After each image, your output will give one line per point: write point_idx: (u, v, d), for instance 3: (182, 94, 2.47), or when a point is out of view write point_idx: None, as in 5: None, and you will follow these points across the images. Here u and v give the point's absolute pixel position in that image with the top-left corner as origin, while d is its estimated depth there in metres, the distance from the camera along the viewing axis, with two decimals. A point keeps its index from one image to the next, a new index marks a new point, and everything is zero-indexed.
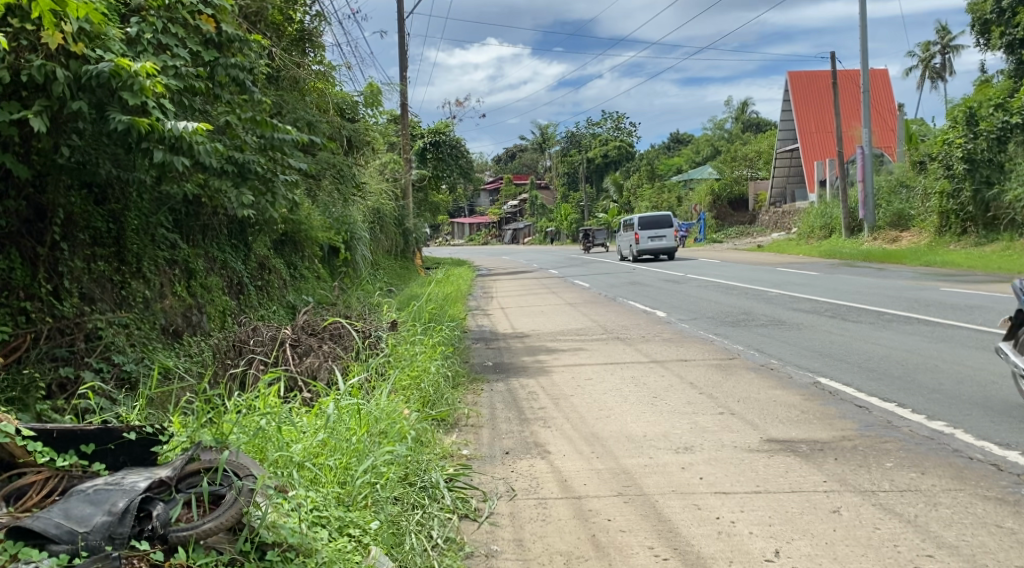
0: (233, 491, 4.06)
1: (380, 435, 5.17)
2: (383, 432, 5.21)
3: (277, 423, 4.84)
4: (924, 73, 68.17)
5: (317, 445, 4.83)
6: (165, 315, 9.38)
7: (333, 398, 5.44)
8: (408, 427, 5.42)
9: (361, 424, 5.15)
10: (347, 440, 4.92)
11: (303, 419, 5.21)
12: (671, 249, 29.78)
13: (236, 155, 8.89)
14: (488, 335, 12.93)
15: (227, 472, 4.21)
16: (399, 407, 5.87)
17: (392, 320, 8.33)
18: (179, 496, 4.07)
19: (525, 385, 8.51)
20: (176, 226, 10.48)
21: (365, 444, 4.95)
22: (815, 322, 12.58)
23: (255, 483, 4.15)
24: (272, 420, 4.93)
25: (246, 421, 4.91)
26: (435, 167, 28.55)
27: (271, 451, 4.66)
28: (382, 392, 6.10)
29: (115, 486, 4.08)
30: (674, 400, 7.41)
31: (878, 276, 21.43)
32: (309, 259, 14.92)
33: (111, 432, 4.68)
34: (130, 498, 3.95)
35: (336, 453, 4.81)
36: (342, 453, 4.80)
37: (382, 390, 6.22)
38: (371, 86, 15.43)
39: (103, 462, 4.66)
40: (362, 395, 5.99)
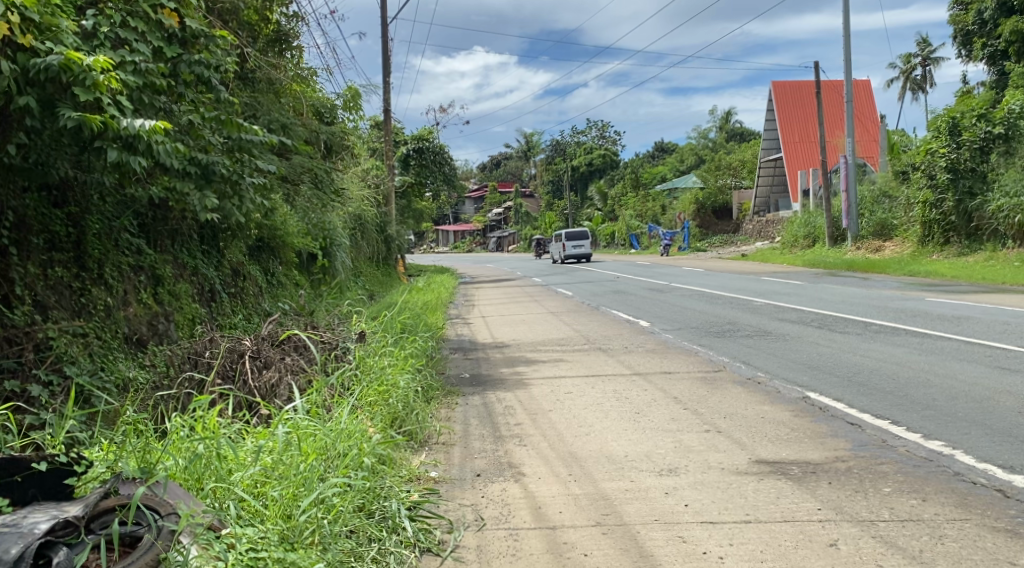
0: (151, 534, 3.84)
1: (337, 458, 4.77)
2: (341, 455, 4.82)
3: (217, 449, 4.49)
4: (906, 85, 68.35)
5: (261, 474, 4.45)
6: (129, 324, 8.93)
7: (286, 419, 5.05)
8: (369, 449, 5.03)
9: (315, 448, 4.74)
10: (296, 466, 4.51)
11: (253, 443, 4.81)
12: (588, 257, 37.30)
13: (198, 155, 8.48)
14: (466, 345, 12.54)
15: (143, 510, 3.93)
16: (362, 425, 5.48)
17: (361, 331, 7.92)
18: (87, 539, 3.81)
19: (502, 399, 8.12)
20: (142, 231, 10.03)
21: (318, 470, 4.55)
22: (801, 333, 12.25)
23: (177, 523, 3.92)
24: (211, 445, 4.56)
25: (180, 447, 4.58)
26: (418, 173, 28.01)
27: (209, 481, 4.35)
28: (344, 411, 5.71)
29: (11, 528, 3.77)
30: (657, 416, 7.03)
31: (862, 285, 21.14)
32: (284, 267, 14.50)
33: (17, 463, 4.23)
34: (26, 544, 3.65)
35: (284, 482, 4.40)
36: (290, 482, 4.40)
37: (345, 407, 5.82)
38: (350, 89, 15.03)
39: (8, 497, 4.21)
40: (320, 415, 5.59)
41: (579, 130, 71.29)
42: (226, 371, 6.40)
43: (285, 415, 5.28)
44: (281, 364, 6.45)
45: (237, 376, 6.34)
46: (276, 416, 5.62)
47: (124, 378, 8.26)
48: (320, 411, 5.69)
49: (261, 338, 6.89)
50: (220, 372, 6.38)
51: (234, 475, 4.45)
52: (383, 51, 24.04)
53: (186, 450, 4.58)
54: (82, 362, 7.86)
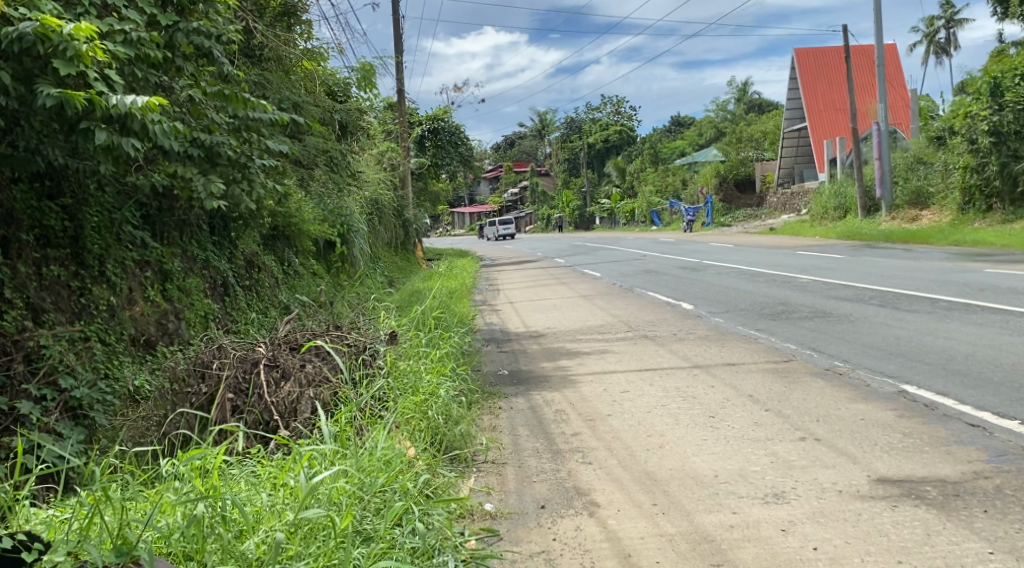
0: None
1: (374, 509, 3.97)
2: (380, 503, 4.02)
3: (224, 513, 3.71)
4: (929, 49, 66.56)
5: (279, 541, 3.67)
6: (135, 324, 8.02)
7: (308, 455, 4.22)
8: (412, 490, 4.19)
9: (346, 498, 3.93)
10: (324, 530, 3.72)
11: (269, 494, 4.01)
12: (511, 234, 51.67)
13: (201, 137, 7.55)
14: (499, 336, 11.60)
15: None
16: (401, 451, 4.60)
17: (391, 329, 6.96)
18: None
19: (550, 401, 7.17)
20: (146, 223, 9.09)
21: (351, 531, 3.76)
22: (865, 313, 11.20)
23: None
24: (216, 505, 3.77)
25: (181, 509, 3.80)
26: (435, 155, 27.04)
27: (214, 555, 3.58)
28: (375, 435, 4.81)
29: None
30: (736, 422, 6.05)
31: (906, 256, 20.05)
32: (301, 257, 13.55)
33: None
34: None
35: (309, 554, 3.62)
36: (319, 553, 3.61)
37: (380, 429, 4.93)
38: (365, 65, 14.02)
39: None
40: (350, 442, 4.72)
41: (594, 107, 69.99)
42: (239, 385, 5.46)
43: (306, 448, 4.42)
44: (303, 376, 5.53)
45: (253, 392, 5.42)
46: (298, 445, 4.75)
47: (131, 386, 7.37)
48: (348, 436, 4.78)
49: (280, 344, 5.95)
50: (230, 386, 5.45)
51: (245, 543, 3.68)
52: (395, 28, 22.97)
53: (180, 511, 3.82)
54: (82, 372, 6.96)
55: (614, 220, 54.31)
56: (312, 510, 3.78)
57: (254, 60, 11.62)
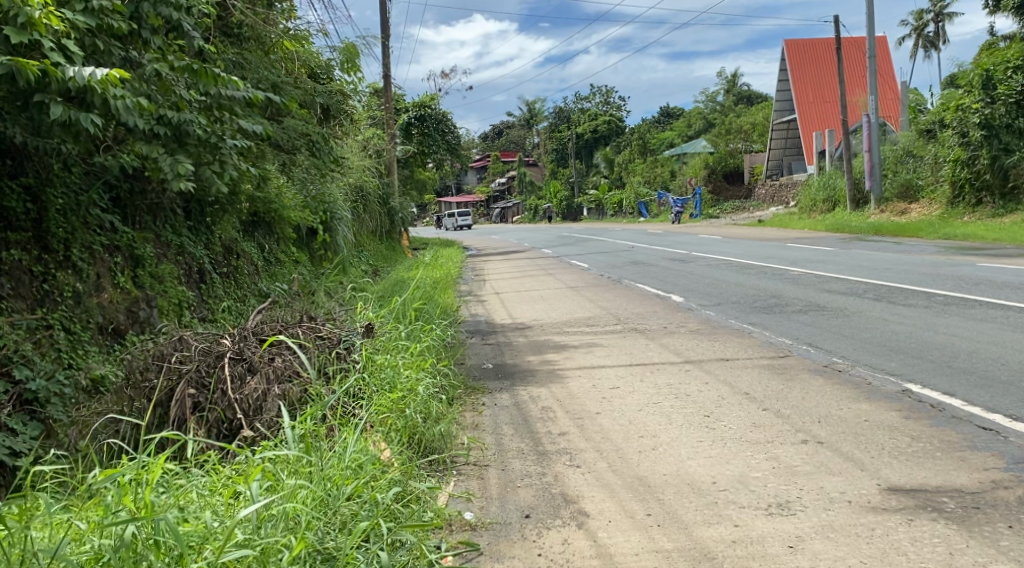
0: None
1: (336, 528, 3.64)
2: (342, 520, 3.68)
3: (161, 535, 3.37)
4: (918, 42, 66.23)
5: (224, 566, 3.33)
6: (103, 313, 7.59)
7: (264, 467, 3.87)
8: (382, 505, 3.84)
9: (304, 517, 3.59)
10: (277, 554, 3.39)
11: (220, 511, 3.67)
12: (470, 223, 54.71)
13: (168, 114, 7.15)
14: (484, 327, 11.22)
15: None
16: (373, 455, 4.26)
17: (368, 320, 6.56)
18: None
19: (536, 398, 6.81)
20: (116, 207, 8.62)
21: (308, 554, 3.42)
22: (859, 307, 10.86)
23: None
24: (155, 525, 3.43)
25: (115, 531, 3.47)
26: (421, 142, 26.54)
27: None
28: (341, 437, 4.46)
29: None
30: (733, 422, 5.70)
31: (897, 250, 19.75)
32: (281, 243, 13.15)
33: None
34: None
35: None
36: None
37: (351, 430, 4.57)
38: (349, 48, 13.62)
39: None
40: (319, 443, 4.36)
41: (583, 97, 69.61)
42: (202, 379, 5.10)
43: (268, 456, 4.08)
44: (271, 371, 5.16)
45: (216, 388, 5.06)
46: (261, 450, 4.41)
47: (94, 376, 6.95)
48: (314, 438, 4.42)
49: (250, 335, 5.57)
50: (192, 381, 5.09)
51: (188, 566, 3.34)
52: (382, 13, 22.49)
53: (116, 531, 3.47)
54: (41, 363, 6.54)
55: (602, 211, 53.98)
56: (265, 530, 3.44)
57: (232, 39, 11.18)
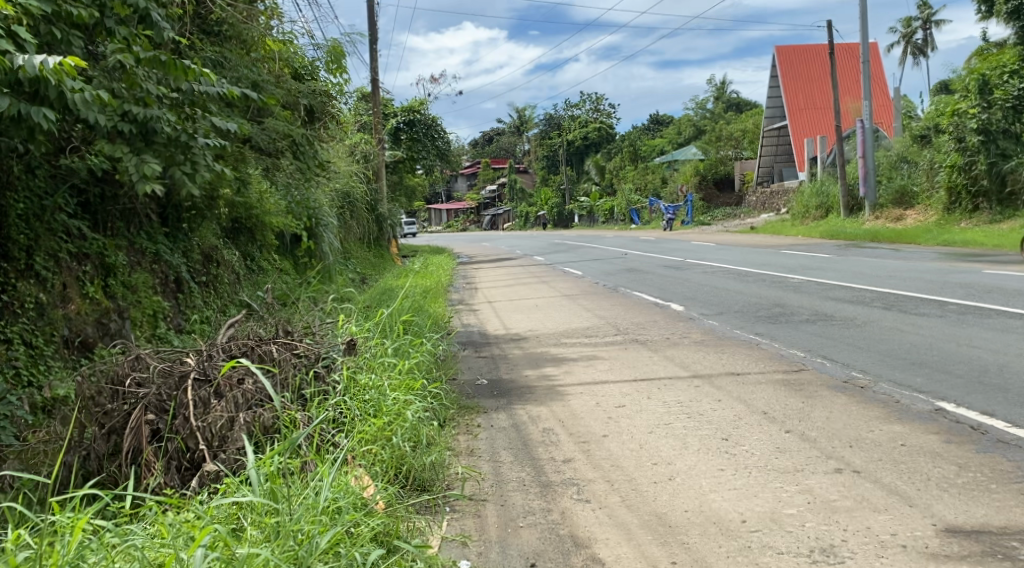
0: None
1: None
2: None
3: None
4: (906, 49, 65.95)
5: None
6: (69, 325, 6.97)
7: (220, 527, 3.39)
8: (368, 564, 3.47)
9: None
10: None
11: None
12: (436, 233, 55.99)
13: (133, 109, 6.60)
14: (476, 338, 10.66)
15: None
16: (352, 500, 3.84)
17: (350, 335, 5.97)
18: None
19: (536, 418, 6.26)
20: (84, 212, 8.00)
21: None
22: (870, 316, 10.33)
23: None
24: None
25: None
26: (410, 148, 25.96)
27: None
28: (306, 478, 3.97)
29: None
30: (755, 446, 5.16)
31: (896, 257, 19.23)
32: (264, 251, 12.59)
33: None
34: None
35: None
36: None
37: (329, 466, 4.12)
38: (335, 49, 13.08)
39: None
40: (289, 482, 3.90)
41: (573, 104, 69.16)
42: (162, 403, 4.54)
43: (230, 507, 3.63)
44: (240, 395, 4.58)
45: (177, 413, 4.49)
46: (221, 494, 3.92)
47: (54, 396, 6.35)
48: (281, 478, 3.92)
49: (218, 353, 4.99)
50: (150, 406, 4.53)
51: None
52: (370, 17, 21.92)
53: None
54: None
55: (592, 219, 53.50)
56: None
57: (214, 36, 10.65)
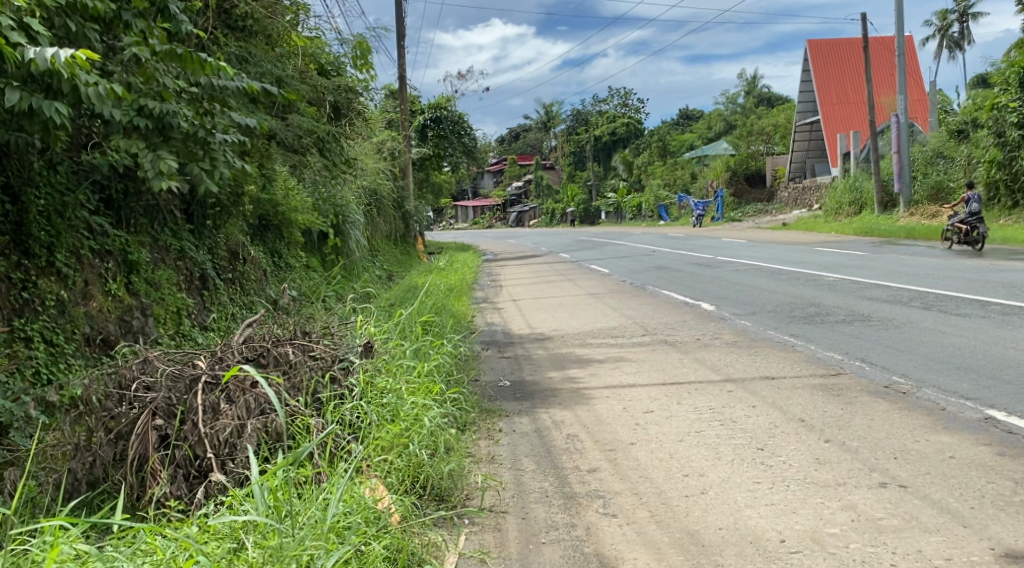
0: None
1: None
2: None
3: None
4: (942, 43, 64.82)
5: None
6: (91, 323, 6.78)
7: None
8: None
9: None
10: None
11: None
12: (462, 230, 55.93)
13: (150, 104, 6.40)
14: (500, 338, 10.43)
15: None
16: (358, 524, 3.63)
17: (368, 336, 5.74)
18: None
19: (560, 423, 6.02)
20: (108, 209, 7.78)
21: None
22: (909, 316, 9.97)
23: None
24: None
25: None
26: (436, 145, 25.76)
27: None
28: (313, 497, 3.77)
29: None
30: (792, 457, 4.89)
31: (934, 254, 18.76)
32: (291, 248, 12.40)
33: None
34: None
35: None
36: None
37: (337, 480, 3.91)
38: (361, 44, 12.87)
39: None
40: (292, 501, 3.70)
41: (601, 100, 68.73)
42: (171, 408, 4.34)
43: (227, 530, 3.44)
44: (251, 399, 4.38)
45: (186, 419, 4.29)
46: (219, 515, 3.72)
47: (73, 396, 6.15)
48: (287, 494, 3.73)
49: (231, 355, 4.79)
50: (159, 411, 4.32)
51: None
52: (397, 12, 21.74)
53: None
54: (8, 383, 5.84)
55: (620, 215, 53.09)
56: None
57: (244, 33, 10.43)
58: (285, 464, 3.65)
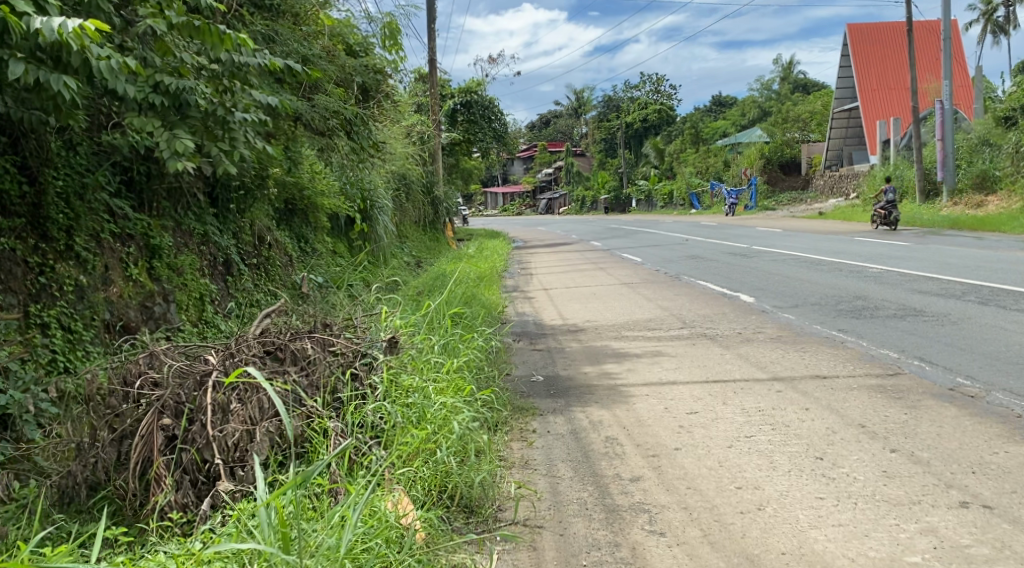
0: None
1: None
2: None
3: None
4: (985, 28, 63.32)
5: None
6: (111, 309, 6.39)
7: None
8: None
9: None
10: None
11: None
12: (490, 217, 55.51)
13: (167, 80, 5.99)
14: (532, 329, 10.01)
15: None
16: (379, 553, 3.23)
17: (391, 331, 5.33)
18: None
19: (598, 424, 5.60)
20: (129, 191, 7.33)
21: None
22: (965, 311, 9.45)
23: None
24: None
25: None
26: (466, 130, 25.32)
27: None
28: (327, 518, 3.38)
29: None
30: (856, 469, 4.46)
31: (981, 245, 18.11)
32: (316, 233, 11.96)
33: None
34: None
35: None
36: None
37: (354, 495, 3.52)
38: (390, 24, 12.43)
39: None
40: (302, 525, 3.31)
41: (633, 86, 67.92)
42: (179, 406, 3.92)
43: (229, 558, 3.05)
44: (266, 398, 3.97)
45: (195, 419, 3.88)
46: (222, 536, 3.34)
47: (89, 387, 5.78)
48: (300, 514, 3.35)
49: (245, 351, 4.37)
50: (166, 409, 3.91)
51: None
52: None
53: None
54: (19, 372, 5.38)
55: (651, 203, 52.40)
56: None
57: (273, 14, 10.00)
58: (294, 483, 3.26)
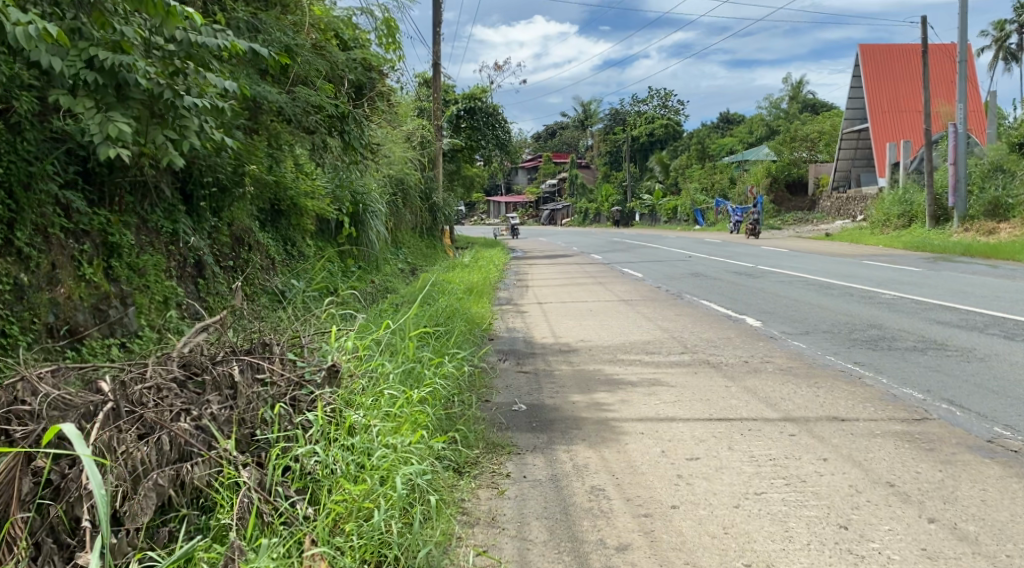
0: None
1: None
2: None
3: None
4: (996, 54, 62.62)
5: None
6: (55, 310, 5.57)
7: None
8: None
9: None
10: None
11: None
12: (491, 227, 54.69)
13: (104, 54, 5.16)
14: (520, 347, 9.25)
15: None
16: None
17: (342, 350, 4.57)
18: None
19: (581, 468, 4.81)
20: (87, 183, 6.45)
21: None
22: (989, 347, 8.68)
23: None
24: None
25: None
26: (469, 137, 24.54)
27: None
28: None
29: None
30: (889, 549, 3.68)
31: (996, 274, 17.29)
32: (301, 238, 11.09)
33: None
34: None
35: None
36: None
37: None
38: (388, 20, 11.67)
39: None
40: None
41: (640, 100, 67.24)
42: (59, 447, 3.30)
43: None
44: (166, 438, 3.37)
45: (74, 464, 3.26)
46: None
47: None
48: None
49: (157, 376, 3.70)
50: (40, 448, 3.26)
51: None
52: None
53: None
54: None
55: (655, 217, 51.63)
56: None
57: (260, 4, 9.18)
58: None
